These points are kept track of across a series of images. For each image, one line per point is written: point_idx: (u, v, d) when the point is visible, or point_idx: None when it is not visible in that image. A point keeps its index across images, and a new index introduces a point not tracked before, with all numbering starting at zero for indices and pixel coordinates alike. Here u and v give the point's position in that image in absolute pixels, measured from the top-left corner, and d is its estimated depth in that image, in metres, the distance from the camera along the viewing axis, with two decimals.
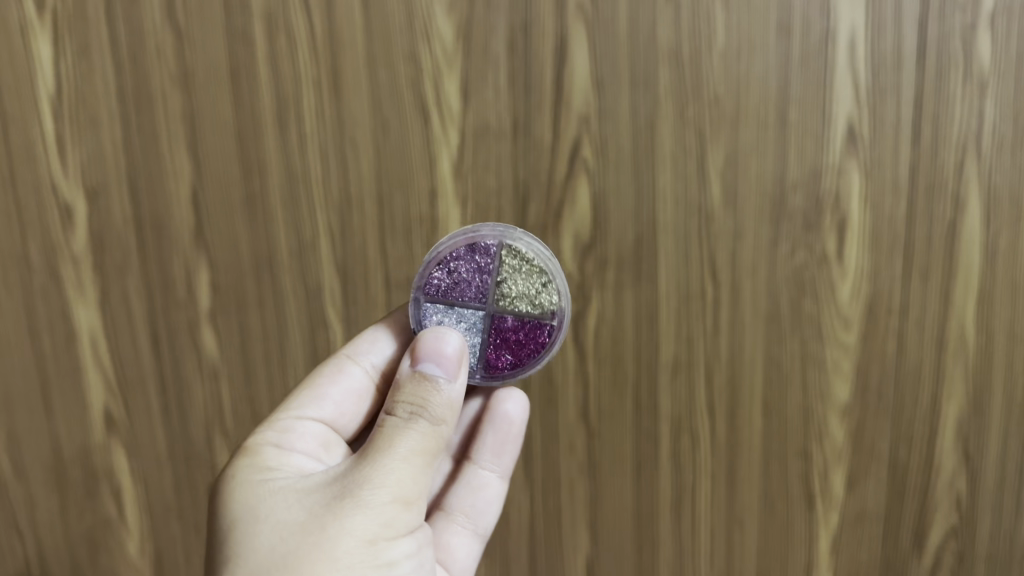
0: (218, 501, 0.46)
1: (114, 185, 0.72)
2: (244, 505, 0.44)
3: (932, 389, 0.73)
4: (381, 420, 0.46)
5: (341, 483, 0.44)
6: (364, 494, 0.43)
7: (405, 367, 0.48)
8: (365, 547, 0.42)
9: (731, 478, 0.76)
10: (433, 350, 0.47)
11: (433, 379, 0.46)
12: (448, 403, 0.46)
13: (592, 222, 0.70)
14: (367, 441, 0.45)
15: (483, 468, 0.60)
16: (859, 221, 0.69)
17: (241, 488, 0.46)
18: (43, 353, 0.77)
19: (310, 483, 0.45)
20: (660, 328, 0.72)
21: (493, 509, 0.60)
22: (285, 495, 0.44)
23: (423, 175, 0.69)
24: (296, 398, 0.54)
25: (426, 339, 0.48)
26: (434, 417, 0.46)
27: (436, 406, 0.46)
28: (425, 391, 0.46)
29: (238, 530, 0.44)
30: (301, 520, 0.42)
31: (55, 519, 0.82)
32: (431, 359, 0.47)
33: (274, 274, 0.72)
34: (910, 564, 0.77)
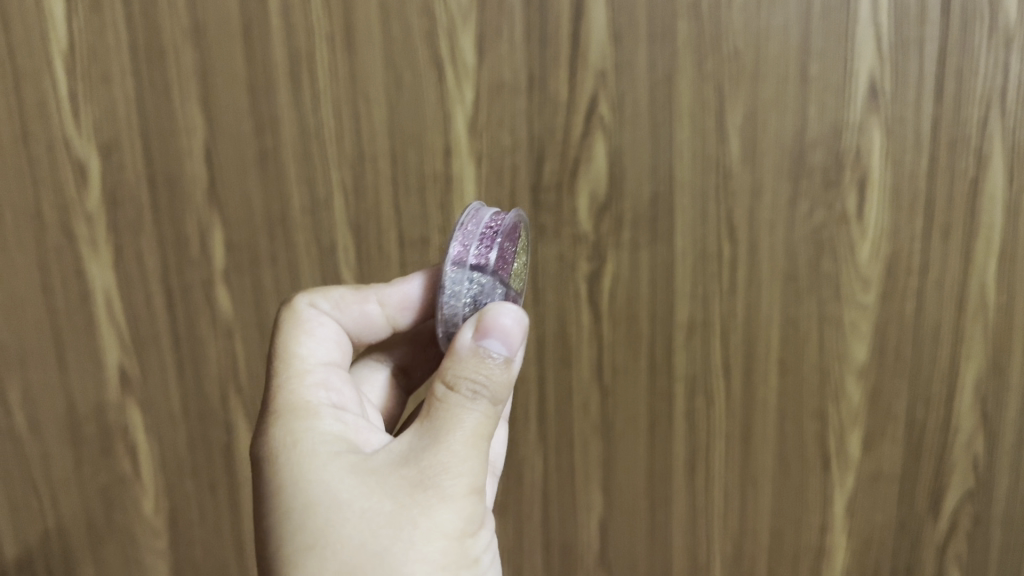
0: (275, 478, 0.43)
1: (128, 141, 0.71)
2: (313, 489, 0.42)
3: (950, 348, 0.72)
4: (441, 393, 0.43)
5: (417, 469, 0.42)
6: (448, 488, 0.41)
7: (466, 337, 0.44)
8: (455, 546, 0.41)
9: (747, 438, 0.76)
10: (500, 326, 0.44)
11: (495, 356, 0.43)
12: (510, 380, 0.44)
13: (608, 179, 0.69)
14: (430, 418, 0.43)
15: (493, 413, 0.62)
16: (880, 178, 0.68)
17: (300, 464, 0.43)
18: (57, 311, 0.77)
19: (377, 464, 0.43)
20: (676, 287, 0.71)
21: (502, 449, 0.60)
22: (357, 476, 0.42)
23: (437, 131, 0.69)
24: (302, 343, 0.51)
25: (499, 320, 0.44)
26: (496, 395, 0.43)
27: (499, 387, 0.43)
28: (492, 369, 0.43)
29: (313, 519, 0.41)
30: (386, 513, 0.40)
31: (71, 475, 0.83)
32: (495, 333, 0.44)
33: (288, 231, 0.72)
34: (925, 524, 0.77)
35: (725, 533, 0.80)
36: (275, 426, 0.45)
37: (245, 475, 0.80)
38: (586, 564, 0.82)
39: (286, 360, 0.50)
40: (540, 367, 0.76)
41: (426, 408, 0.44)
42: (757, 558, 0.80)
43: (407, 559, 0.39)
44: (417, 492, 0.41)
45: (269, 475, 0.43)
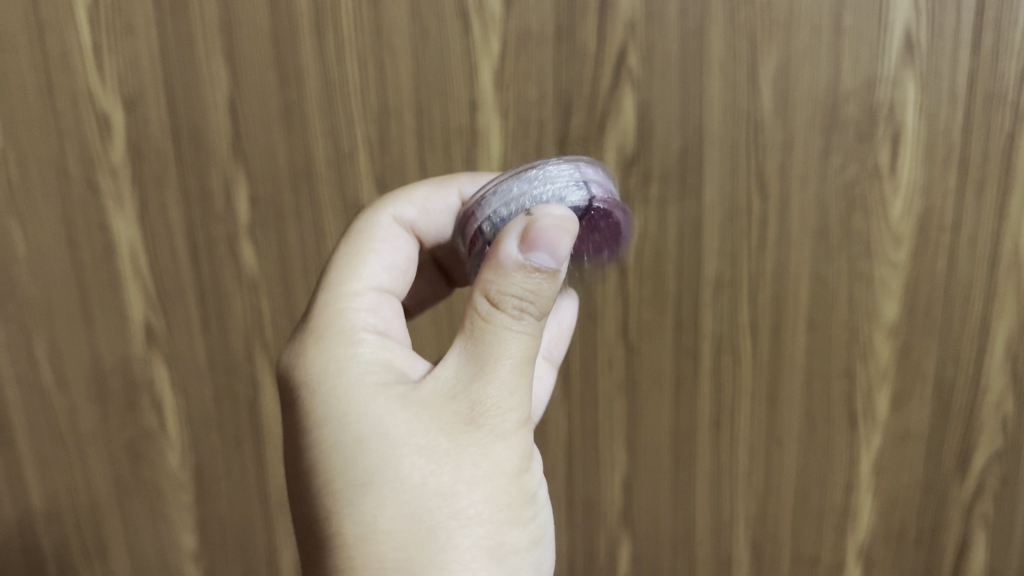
0: (328, 407, 0.44)
1: (151, 93, 0.71)
2: (369, 423, 0.43)
3: (982, 307, 0.71)
4: (486, 310, 0.43)
5: (470, 402, 0.43)
6: (505, 423, 0.43)
7: (511, 245, 0.43)
8: (511, 479, 0.44)
9: (773, 396, 0.76)
10: (552, 238, 0.42)
11: (544, 273, 0.42)
12: (552, 291, 0.43)
13: (636, 133, 0.68)
14: (475, 339, 0.44)
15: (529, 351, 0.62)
16: (914, 132, 0.66)
17: (344, 399, 0.44)
18: (82, 265, 0.77)
19: (431, 394, 0.44)
20: (705, 242, 0.71)
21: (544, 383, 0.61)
22: (408, 411, 0.43)
23: (463, 84, 0.68)
24: (363, 265, 0.52)
25: (557, 234, 0.42)
26: (541, 310, 0.43)
27: (545, 299, 0.43)
28: (539, 286, 0.42)
29: (371, 452, 0.43)
30: (444, 449, 0.43)
31: (98, 429, 0.83)
32: (544, 246, 0.42)
33: (313, 184, 0.72)
34: (952, 485, 0.77)
35: (750, 492, 0.80)
36: (325, 348, 0.46)
37: (271, 430, 0.81)
38: (609, 522, 0.82)
39: (335, 276, 0.51)
40: None
41: (469, 327, 0.44)
42: (782, 516, 0.80)
43: (468, 496, 0.42)
44: (472, 428, 0.43)
45: (322, 404, 0.44)
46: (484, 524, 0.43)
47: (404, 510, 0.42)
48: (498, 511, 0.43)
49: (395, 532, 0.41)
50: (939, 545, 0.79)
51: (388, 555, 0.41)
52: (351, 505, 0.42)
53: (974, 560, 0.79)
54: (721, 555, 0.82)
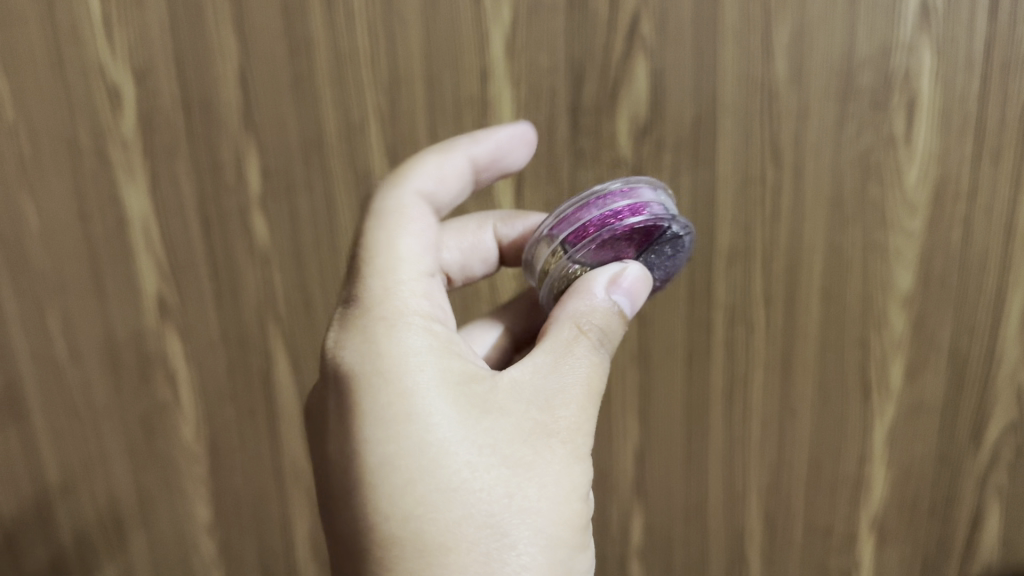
0: (410, 408, 0.44)
1: (161, 65, 0.70)
2: (453, 428, 0.44)
3: (997, 277, 0.71)
4: (570, 335, 0.48)
5: (552, 418, 0.46)
6: (580, 444, 0.46)
7: (599, 287, 0.51)
8: (583, 500, 0.46)
9: (787, 366, 0.75)
10: (632, 288, 0.51)
11: (620, 312, 0.50)
12: (622, 330, 0.50)
13: (649, 103, 0.67)
14: (557, 360, 0.47)
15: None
16: (929, 99, 0.66)
17: (429, 396, 0.45)
18: (95, 238, 0.77)
19: (513, 405, 0.46)
20: (718, 212, 0.70)
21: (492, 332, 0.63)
22: (492, 418, 0.45)
23: (474, 54, 0.67)
24: (395, 249, 0.50)
25: (641, 291, 0.52)
26: (610, 347, 0.49)
27: (615, 334, 0.50)
28: (615, 323, 0.50)
29: (458, 459, 0.44)
30: (527, 460, 0.45)
31: (112, 401, 0.84)
32: (624, 293, 0.51)
33: (324, 157, 0.72)
34: (966, 457, 0.77)
35: (762, 463, 0.79)
36: (398, 344, 0.46)
37: (285, 402, 0.81)
38: (621, 492, 0.82)
39: (382, 256, 0.50)
40: None
41: (549, 342, 0.48)
42: (795, 488, 0.80)
43: (548, 513, 0.45)
44: (551, 440, 0.46)
45: (404, 403, 0.44)
46: (558, 543, 0.45)
47: (485, 519, 0.43)
48: (571, 535, 0.45)
49: (479, 540, 0.43)
50: (953, 514, 0.79)
51: (471, 564, 0.42)
52: (433, 509, 0.43)
53: (987, 528, 0.79)
54: (733, 525, 0.82)
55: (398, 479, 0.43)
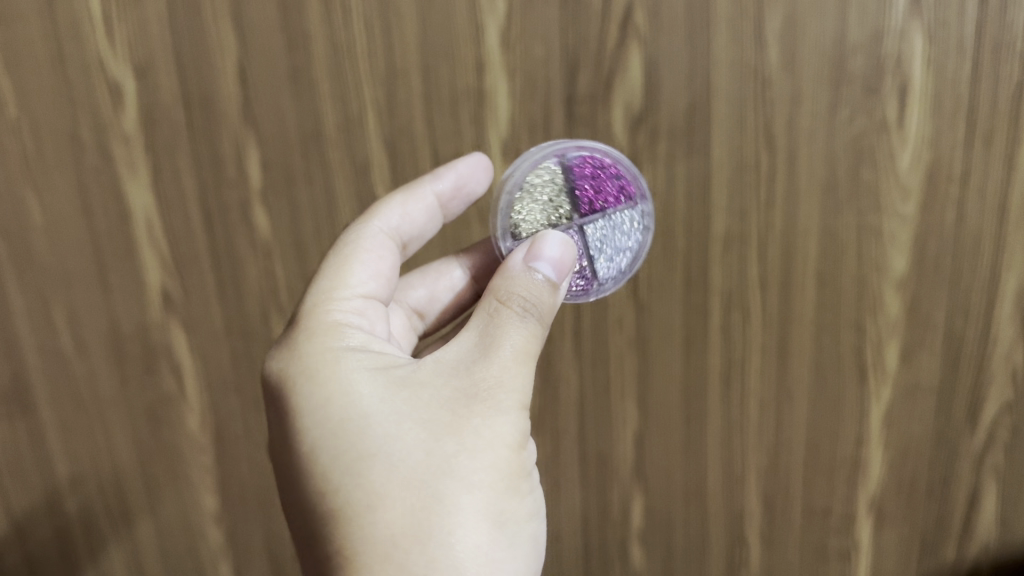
0: (327, 389, 0.46)
1: (160, 60, 0.71)
2: (368, 399, 0.46)
3: (991, 258, 0.72)
4: (493, 308, 0.49)
5: (471, 379, 0.46)
6: (504, 400, 0.46)
7: (518, 259, 0.51)
8: (511, 456, 0.46)
9: (784, 349, 0.76)
10: (551, 253, 0.51)
11: (541, 276, 0.50)
12: (551, 296, 0.50)
13: (643, 91, 0.68)
14: (482, 330, 0.48)
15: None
16: (921, 84, 0.66)
17: (348, 375, 0.47)
18: (98, 232, 0.78)
19: (432, 375, 0.47)
20: (714, 199, 0.71)
21: None
22: (411, 390, 0.46)
23: (470, 45, 0.68)
24: (349, 273, 0.54)
25: (566, 254, 0.51)
26: (541, 311, 0.49)
27: (541, 296, 0.49)
28: (536, 287, 0.49)
29: (374, 426, 0.45)
30: (447, 420, 0.45)
31: (118, 393, 0.85)
32: (546, 261, 0.50)
33: (323, 149, 0.72)
34: (963, 437, 0.78)
35: (760, 446, 0.80)
36: (319, 339, 0.49)
37: None
38: (621, 476, 0.83)
39: (321, 281, 0.54)
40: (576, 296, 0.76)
41: (475, 322, 0.49)
42: (793, 470, 0.81)
43: (471, 469, 0.45)
44: (471, 402, 0.46)
45: (324, 386, 0.47)
46: (485, 495, 0.45)
47: (407, 480, 0.44)
48: (499, 484, 0.45)
49: (403, 501, 0.44)
50: (950, 493, 0.80)
51: (394, 524, 0.43)
52: (356, 479, 0.44)
53: (985, 508, 0.81)
54: (732, 506, 0.83)
55: (324, 454, 0.45)
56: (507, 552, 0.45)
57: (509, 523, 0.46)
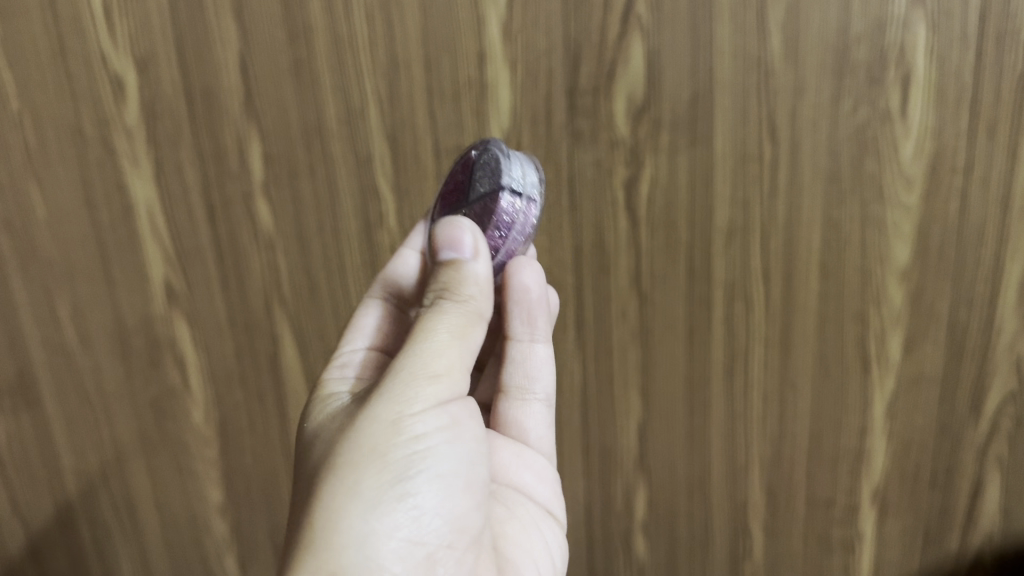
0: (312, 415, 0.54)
1: (162, 53, 0.71)
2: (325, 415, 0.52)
3: (995, 249, 0.71)
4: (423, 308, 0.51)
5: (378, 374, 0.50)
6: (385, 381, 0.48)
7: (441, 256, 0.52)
8: (381, 429, 0.47)
9: (786, 340, 0.76)
10: (452, 236, 0.51)
11: (451, 263, 0.50)
12: (468, 278, 0.50)
13: (646, 81, 0.68)
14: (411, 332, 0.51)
15: (536, 399, 0.66)
16: (925, 73, 0.66)
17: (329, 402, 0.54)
18: (102, 225, 0.78)
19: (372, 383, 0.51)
20: (716, 190, 0.71)
21: (546, 370, 0.66)
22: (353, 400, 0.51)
23: (471, 36, 0.68)
24: (351, 336, 0.60)
25: (458, 231, 0.51)
26: (453, 294, 0.50)
27: (454, 282, 0.50)
28: (448, 275, 0.50)
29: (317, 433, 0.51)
30: (353, 412, 0.49)
31: (122, 386, 0.85)
32: (450, 245, 0.51)
33: (325, 141, 0.72)
34: (966, 428, 0.78)
35: (763, 436, 0.81)
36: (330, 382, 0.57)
37: (292, 386, 0.83)
38: (624, 467, 0.84)
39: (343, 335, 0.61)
40: (578, 289, 0.77)
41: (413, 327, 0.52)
42: (796, 461, 0.81)
43: (345, 448, 0.47)
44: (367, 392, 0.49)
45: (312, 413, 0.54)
46: (349, 469, 0.46)
47: (311, 470, 0.49)
48: (366, 457, 0.46)
49: (303, 489, 0.48)
50: (954, 484, 0.80)
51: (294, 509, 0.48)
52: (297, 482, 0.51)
53: (989, 500, 0.81)
54: (736, 497, 0.84)
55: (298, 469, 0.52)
56: (370, 525, 0.45)
57: (368, 495, 0.46)
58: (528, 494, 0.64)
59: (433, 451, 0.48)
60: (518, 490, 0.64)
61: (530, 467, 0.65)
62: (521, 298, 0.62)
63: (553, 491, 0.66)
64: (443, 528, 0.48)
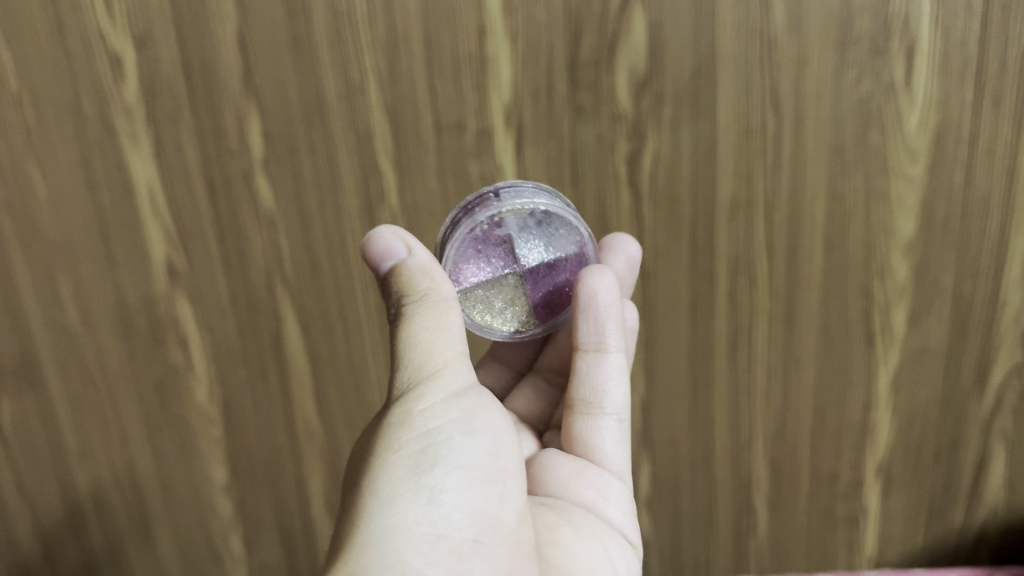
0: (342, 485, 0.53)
1: (160, 29, 0.70)
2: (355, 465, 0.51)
3: (1000, 220, 0.71)
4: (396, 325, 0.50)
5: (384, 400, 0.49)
6: (389, 395, 0.47)
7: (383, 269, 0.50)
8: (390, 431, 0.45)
9: (790, 314, 0.76)
10: (375, 243, 0.48)
11: (392, 270, 0.48)
12: (415, 271, 0.48)
13: (647, 54, 0.67)
14: None
15: (606, 414, 0.59)
16: (929, 43, 0.65)
17: None
18: (101, 205, 0.78)
19: None
20: (719, 164, 0.70)
21: (617, 385, 0.59)
22: None
23: (471, 11, 0.68)
24: None
25: (375, 241, 0.48)
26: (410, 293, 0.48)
27: (403, 286, 0.48)
28: (398, 281, 0.48)
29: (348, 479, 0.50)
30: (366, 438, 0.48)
31: (126, 365, 0.85)
32: (379, 253, 0.48)
33: (325, 118, 0.72)
34: (971, 401, 0.79)
35: (767, 412, 0.80)
36: None
37: (297, 362, 0.83)
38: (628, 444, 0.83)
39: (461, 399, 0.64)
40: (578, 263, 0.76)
41: None
42: (800, 435, 0.81)
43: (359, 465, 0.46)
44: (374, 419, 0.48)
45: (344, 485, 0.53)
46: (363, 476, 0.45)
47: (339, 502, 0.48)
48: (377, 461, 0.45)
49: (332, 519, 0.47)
50: (958, 457, 0.81)
51: None
52: None
53: (993, 471, 0.82)
54: (739, 473, 0.83)
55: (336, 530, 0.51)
56: (389, 519, 0.43)
57: (382, 491, 0.44)
58: (592, 511, 0.56)
59: (446, 444, 0.46)
60: (579, 505, 0.56)
61: (594, 482, 0.57)
62: (589, 309, 0.58)
63: (624, 511, 0.57)
64: (465, 521, 0.45)
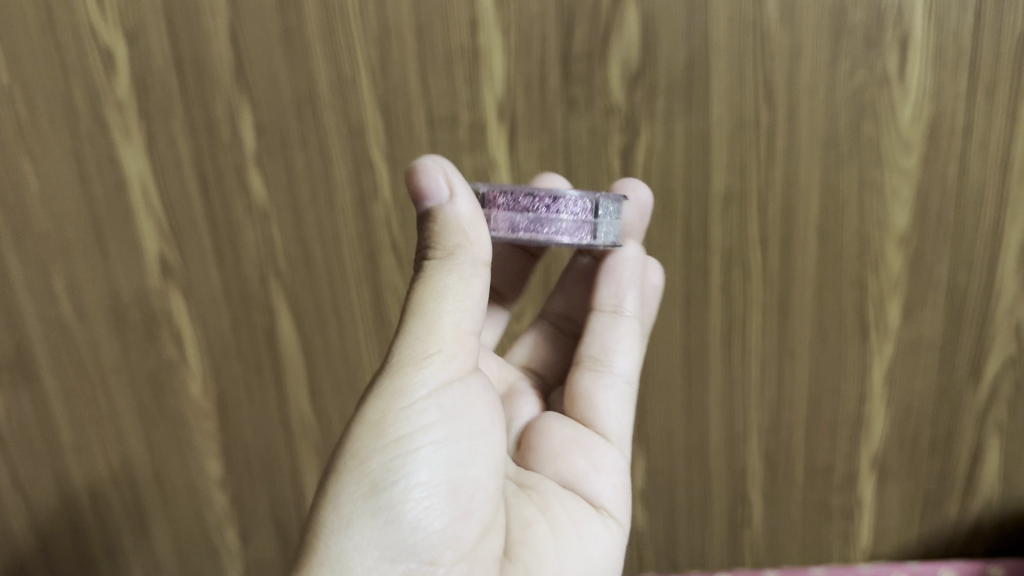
0: None
1: (151, 23, 0.70)
2: None
3: (994, 211, 0.71)
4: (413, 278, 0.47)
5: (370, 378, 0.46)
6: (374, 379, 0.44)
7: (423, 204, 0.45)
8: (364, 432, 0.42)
9: (785, 306, 0.76)
10: (419, 175, 0.44)
11: (432, 211, 0.44)
12: (452, 225, 0.44)
13: (640, 46, 0.67)
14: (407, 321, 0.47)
15: (612, 373, 0.60)
16: (923, 33, 0.65)
17: None
18: (94, 200, 0.78)
19: None
20: (713, 156, 0.70)
21: (626, 347, 0.61)
22: None
23: (463, 3, 0.67)
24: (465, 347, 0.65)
25: (423, 176, 0.44)
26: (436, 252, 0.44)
27: (439, 238, 0.44)
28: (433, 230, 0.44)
29: None
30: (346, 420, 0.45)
31: (121, 359, 0.85)
32: (423, 191, 0.44)
33: (317, 110, 0.72)
34: (966, 392, 0.79)
35: (762, 403, 0.80)
36: None
37: (291, 355, 0.83)
38: None
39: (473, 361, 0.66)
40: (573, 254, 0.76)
41: None
42: (795, 426, 0.81)
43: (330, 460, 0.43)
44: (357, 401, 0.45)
45: None
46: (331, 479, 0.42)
47: None
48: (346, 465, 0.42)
49: None
50: (953, 448, 0.81)
51: None
52: None
53: (988, 462, 0.82)
54: (734, 466, 0.83)
55: None
56: (344, 542, 0.40)
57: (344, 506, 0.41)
58: (576, 489, 0.54)
59: (419, 450, 0.43)
60: (561, 479, 0.55)
61: (584, 454, 0.56)
62: (612, 271, 0.62)
63: (615, 486, 0.56)
64: (426, 540, 0.42)
